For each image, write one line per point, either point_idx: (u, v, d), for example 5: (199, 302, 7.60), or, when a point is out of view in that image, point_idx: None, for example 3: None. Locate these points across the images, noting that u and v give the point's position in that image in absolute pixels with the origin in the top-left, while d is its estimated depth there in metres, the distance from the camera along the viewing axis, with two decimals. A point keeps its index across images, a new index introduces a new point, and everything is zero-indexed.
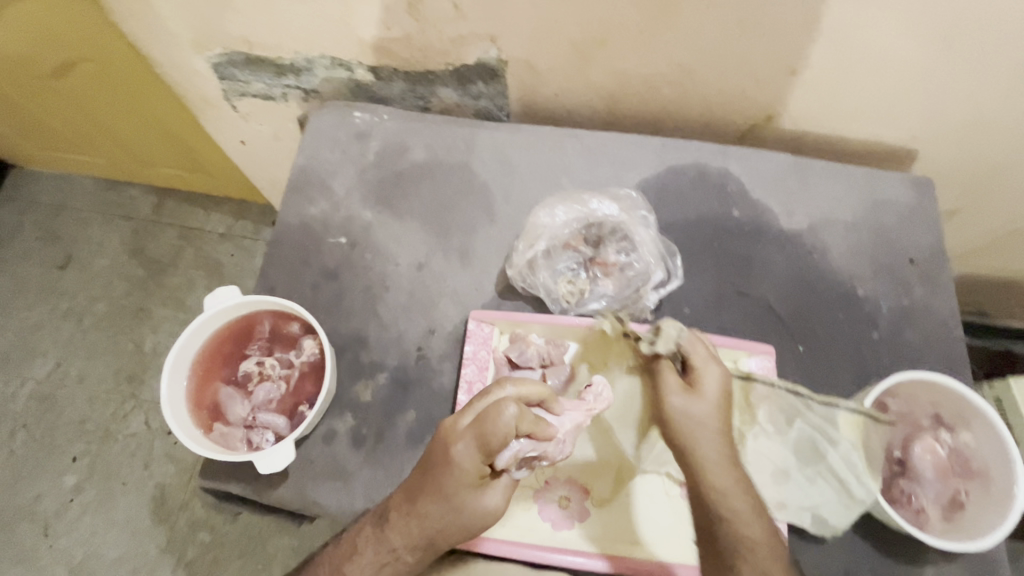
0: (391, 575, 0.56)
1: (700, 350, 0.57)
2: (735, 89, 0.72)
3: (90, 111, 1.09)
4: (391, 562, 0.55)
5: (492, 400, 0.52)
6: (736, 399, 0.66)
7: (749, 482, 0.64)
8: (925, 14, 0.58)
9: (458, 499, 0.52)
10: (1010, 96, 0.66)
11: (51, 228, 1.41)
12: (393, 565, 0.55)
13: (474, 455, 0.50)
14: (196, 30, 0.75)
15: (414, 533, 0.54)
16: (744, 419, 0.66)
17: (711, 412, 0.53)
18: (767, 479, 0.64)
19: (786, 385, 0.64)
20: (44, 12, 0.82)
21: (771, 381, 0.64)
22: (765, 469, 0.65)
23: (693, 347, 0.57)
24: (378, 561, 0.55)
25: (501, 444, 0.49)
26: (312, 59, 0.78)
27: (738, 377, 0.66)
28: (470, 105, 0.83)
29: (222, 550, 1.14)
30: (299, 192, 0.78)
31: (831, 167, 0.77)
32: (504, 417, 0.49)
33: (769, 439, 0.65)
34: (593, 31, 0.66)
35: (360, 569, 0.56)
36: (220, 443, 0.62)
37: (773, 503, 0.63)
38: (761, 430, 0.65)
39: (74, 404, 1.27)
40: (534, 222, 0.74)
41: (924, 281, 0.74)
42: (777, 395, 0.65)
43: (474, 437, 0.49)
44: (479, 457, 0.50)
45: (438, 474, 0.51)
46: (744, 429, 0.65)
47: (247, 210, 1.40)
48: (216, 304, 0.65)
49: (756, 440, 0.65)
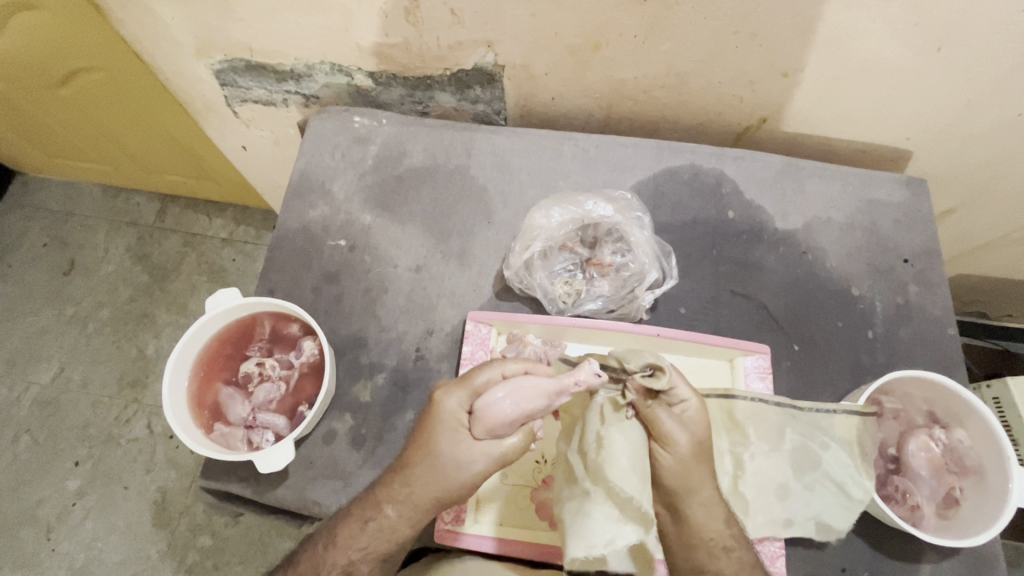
0: (375, 535, 0.56)
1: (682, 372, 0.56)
2: (729, 92, 0.73)
3: (94, 118, 1.11)
4: (374, 518, 0.56)
5: (501, 367, 0.54)
6: (720, 420, 0.64)
7: (755, 507, 0.62)
8: (913, 17, 0.59)
9: (437, 443, 0.54)
10: (1002, 97, 0.67)
11: (56, 235, 1.43)
12: (375, 523, 0.56)
13: (458, 400, 0.54)
14: (198, 39, 0.77)
15: (398, 489, 0.56)
16: (736, 440, 0.64)
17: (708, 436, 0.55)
18: (772, 499, 0.63)
19: (769, 399, 0.63)
20: (50, 22, 0.84)
21: (750, 395, 0.63)
22: (767, 488, 0.63)
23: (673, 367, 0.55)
24: (362, 517, 0.56)
25: (486, 381, 0.54)
26: (312, 66, 0.79)
27: (715, 394, 0.64)
28: (468, 109, 0.84)
29: (223, 553, 1.15)
30: (299, 196, 0.79)
31: (825, 168, 0.78)
32: (495, 372, 0.54)
33: (763, 456, 0.63)
34: (588, 36, 0.67)
35: (348, 531, 0.56)
36: (220, 443, 0.63)
37: (782, 520, 0.62)
38: (756, 449, 0.63)
39: (78, 409, 1.27)
40: (530, 224, 0.75)
41: (919, 281, 0.74)
42: (761, 409, 0.63)
43: (465, 388, 0.54)
44: (462, 402, 0.54)
45: (428, 416, 0.56)
46: (736, 451, 0.63)
47: (249, 216, 1.42)
48: (216, 306, 0.65)
49: (752, 460, 0.63)
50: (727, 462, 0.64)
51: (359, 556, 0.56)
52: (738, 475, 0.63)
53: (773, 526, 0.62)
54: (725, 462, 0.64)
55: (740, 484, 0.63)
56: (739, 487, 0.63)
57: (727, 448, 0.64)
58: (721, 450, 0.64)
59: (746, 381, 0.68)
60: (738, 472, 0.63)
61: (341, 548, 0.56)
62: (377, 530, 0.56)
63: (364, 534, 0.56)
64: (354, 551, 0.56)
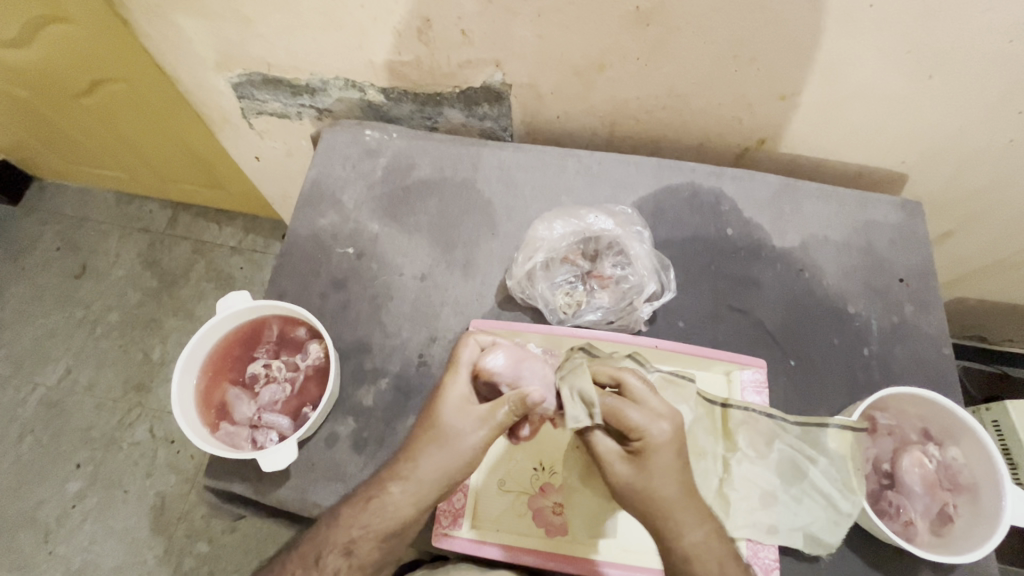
0: (377, 513, 0.56)
1: (642, 413, 0.53)
2: (729, 114, 0.76)
3: (113, 127, 1.14)
4: (377, 496, 0.57)
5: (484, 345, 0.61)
6: (718, 426, 0.66)
7: (738, 510, 0.64)
8: (904, 46, 0.62)
9: (448, 420, 0.57)
10: (992, 125, 0.69)
11: (69, 240, 1.46)
12: (378, 501, 0.57)
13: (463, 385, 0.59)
14: (219, 53, 0.80)
15: (403, 467, 0.58)
16: (728, 446, 0.66)
17: (665, 482, 0.52)
18: (756, 504, 0.64)
19: (762, 409, 0.66)
20: (78, 33, 0.87)
21: (748, 407, 0.66)
22: (753, 494, 0.64)
23: (625, 411, 0.53)
24: (366, 496, 0.58)
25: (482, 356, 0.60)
26: (326, 81, 0.82)
27: (716, 403, 0.67)
28: (475, 125, 0.87)
29: (219, 560, 1.15)
30: (310, 205, 0.82)
31: (822, 189, 0.80)
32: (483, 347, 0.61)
33: (750, 463, 0.65)
34: (593, 58, 0.70)
35: (350, 510, 0.58)
36: (225, 442, 0.64)
37: (765, 527, 0.63)
38: (744, 456, 0.65)
39: (81, 411, 1.29)
40: (534, 236, 0.77)
41: (914, 300, 0.75)
42: (754, 420, 0.66)
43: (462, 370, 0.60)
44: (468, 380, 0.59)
45: (434, 403, 0.59)
46: (729, 457, 0.66)
47: (257, 226, 1.45)
48: (228, 307, 0.67)
49: (740, 466, 0.65)
50: (719, 466, 0.65)
51: (359, 535, 0.56)
52: (724, 478, 0.65)
53: (754, 530, 0.63)
54: (717, 466, 0.65)
55: (726, 487, 0.64)
56: (725, 490, 0.64)
57: (722, 453, 0.66)
58: (715, 453, 0.66)
59: (742, 393, 0.69)
60: (726, 475, 0.65)
61: (343, 524, 0.57)
62: (386, 513, 0.56)
63: (364, 514, 0.57)
64: (356, 528, 0.56)
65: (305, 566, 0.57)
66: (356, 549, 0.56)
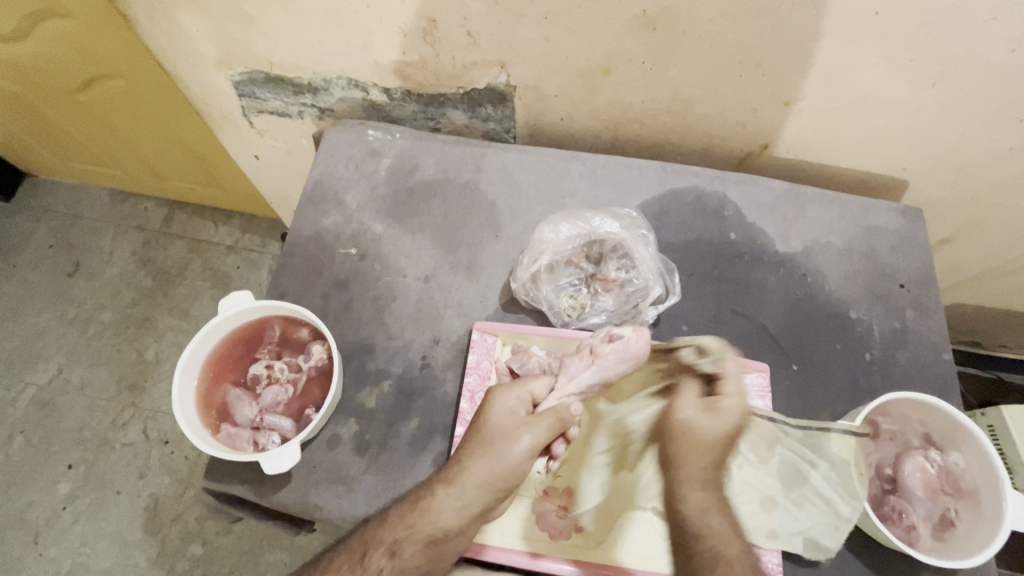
0: (422, 515, 0.58)
1: (743, 383, 0.64)
2: (733, 119, 0.76)
3: (109, 123, 1.13)
4: (425, 499, 0.59)
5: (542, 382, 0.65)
6: None
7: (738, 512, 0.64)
8: (908, 54, 0.62)
9: (494, 427, 0.61)
10: (992, 133, 0.70)
11: (62, 237, 1.44)
12: (426, 501, 0.59)
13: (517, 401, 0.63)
14: (220, 50, 0.79)
15: (451, 470, 0.60)
16: None
17: (719, 433, 0.62)
18: (757, 508, 0.64)
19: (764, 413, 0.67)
20: (76, 28, 0.86)
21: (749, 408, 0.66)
22: (754, 498, 0.64)
23: (729, 371, 0.65)
24: (415, 499, 0.59)
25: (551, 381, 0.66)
26: (329, 80, 0.82)
27: None
28: (478, 126, 0.86)
29: (213, 563, 1.13)
30: (312, 205, 0.81)
31: (824, 195, 0.80)
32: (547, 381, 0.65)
33: (752, 467, 0.66)
34: (598, 61, 0.70)
35: (398, 514, 0.59)
36: (226, 444, 0.63)
37: (766, 531, 0.63)
38: (744, 460, 0.66)
39: (73, 411, 1.27)
40: (538, 238, 0.77)
41: (914, 306, 0.76)
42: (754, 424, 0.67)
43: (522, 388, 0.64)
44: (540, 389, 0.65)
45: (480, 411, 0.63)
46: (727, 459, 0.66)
47: (254, 225, 1.44)
48: (230, 307, 0.67)
49: (740, 470, 0.65)
50: None
51: (404, 534, 0.57)
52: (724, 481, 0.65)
53: (754, 535, 0.63)
54: None
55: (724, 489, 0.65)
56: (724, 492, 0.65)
57: None
58: None
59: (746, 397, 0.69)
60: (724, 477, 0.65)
61: (393, 524, 0.58)
62: (431, 516, 0.58)
63: (410, 516, 0.58)
64: (401, 528, 0.57)
65: (350, 563, 0.56)
66: (400, 549, 0.57)
